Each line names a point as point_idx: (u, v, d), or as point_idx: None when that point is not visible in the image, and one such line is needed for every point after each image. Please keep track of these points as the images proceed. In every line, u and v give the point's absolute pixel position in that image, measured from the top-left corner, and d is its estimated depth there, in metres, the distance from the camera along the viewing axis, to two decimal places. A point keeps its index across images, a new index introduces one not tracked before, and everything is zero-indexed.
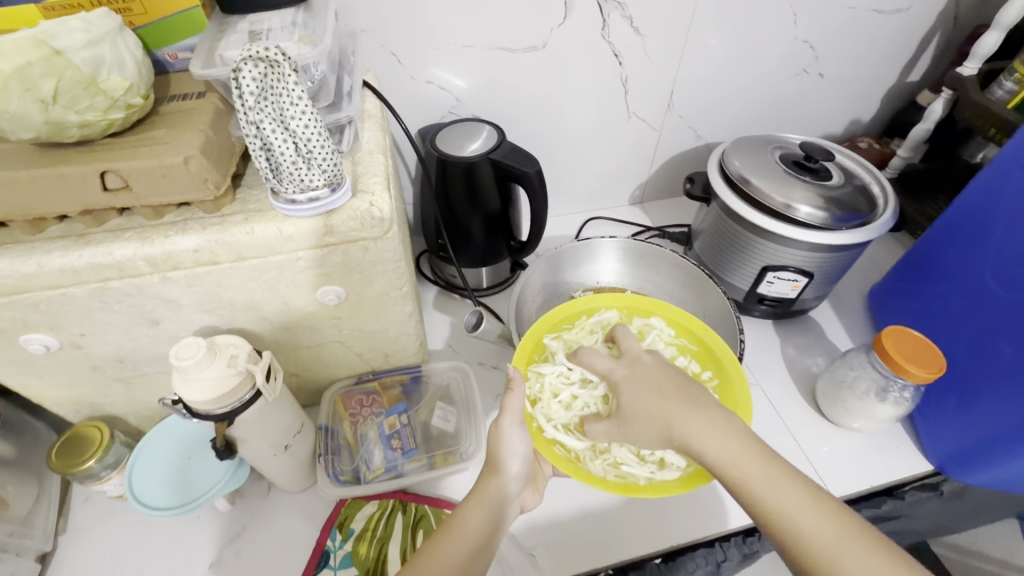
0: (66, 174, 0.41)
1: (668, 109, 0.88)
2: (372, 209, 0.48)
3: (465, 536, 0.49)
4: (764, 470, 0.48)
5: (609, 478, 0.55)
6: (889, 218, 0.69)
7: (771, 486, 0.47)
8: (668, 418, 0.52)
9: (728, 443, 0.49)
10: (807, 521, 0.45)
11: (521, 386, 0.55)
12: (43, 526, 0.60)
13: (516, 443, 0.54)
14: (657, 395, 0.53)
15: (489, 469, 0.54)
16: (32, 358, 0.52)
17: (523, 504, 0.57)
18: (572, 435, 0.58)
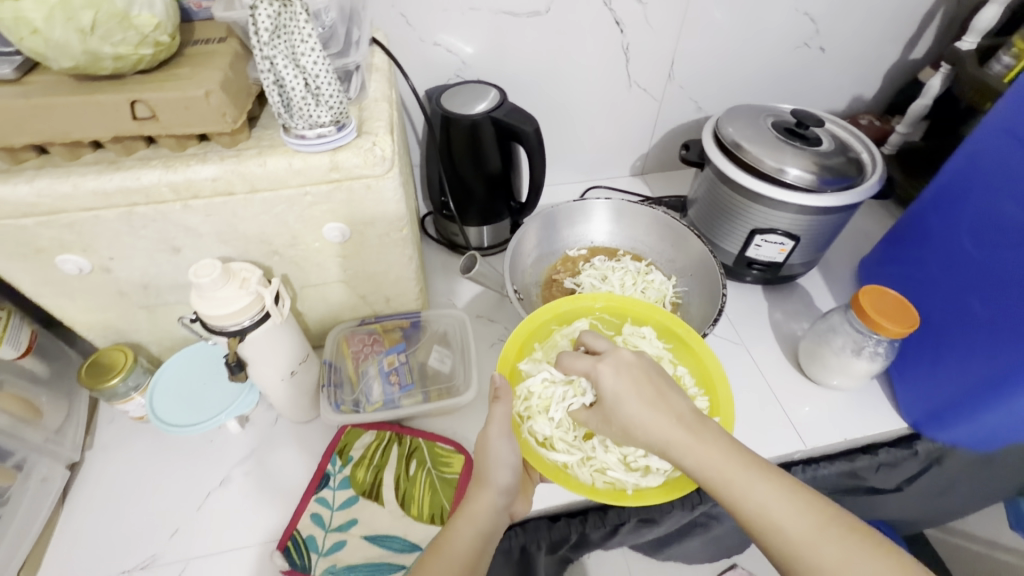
0: (101, 102, 0.45)
1: (668, 79, 0.91)
2: (375, 148, 0.52)
3: (456, 556, 0.50)
4: (745, 471, 0.46)
5: (597, 486, 0.55)
6: (875, 182, 0.71)
7: (752, 489, 0.45)
8: (649, 426, 0.49)
9: (708, 448, 0.47)
10: (789, 522, 0.44)
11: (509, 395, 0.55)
12: (73, 438, 0.66)
13: (504, 453, 0.54)
14: (640, 401, 0.50)
15: (476, 484, 0.54)
16: (66, 279, 0.57)
17: (513, 514, 0.57)
18: (558, 443, 0.58)
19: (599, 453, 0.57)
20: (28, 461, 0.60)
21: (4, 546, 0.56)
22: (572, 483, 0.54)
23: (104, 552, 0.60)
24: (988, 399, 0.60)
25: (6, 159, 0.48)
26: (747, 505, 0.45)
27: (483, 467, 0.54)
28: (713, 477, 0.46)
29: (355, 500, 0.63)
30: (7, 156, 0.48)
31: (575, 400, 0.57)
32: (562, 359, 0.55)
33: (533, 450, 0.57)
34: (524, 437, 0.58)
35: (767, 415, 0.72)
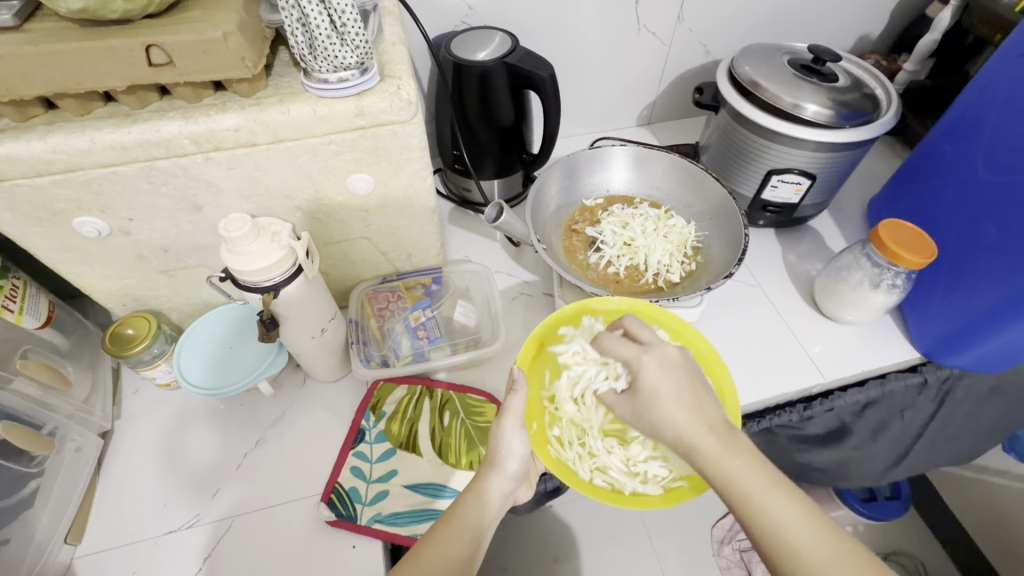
0: (114, 47, 0.42)
1: (677, 22, 0.89)
2: (400, 92, 0.50)
3: (465, 528, 0.52)
4: (768, 488, 0.44)
5: (596, 484, 0.55)
6: (892, 118, 0.71)
7: (773, 507, 0.43)
8: (682, 428, 0.46)
9: (735, 460, 0.44)
10: (806, 545, 0.42)
11: (524, 388, 0.56)
12: (101, 408, 0.65)
13: (515, 444, 0.56)
14: (678, 403, 0.46)
15: (488, 467, 0.56)
16: (84, 244, 0.55)
17: (515, 498, 0.61)
18: (564, 442, 0.59)
19: (602, 452, 0.58)
20: (61, 430, 0.60)
21: (48, 512, 0.56)
22: (568, 475, 0.55)
23: (146, 515, 0.60)
24: (1004, 320, 0.61)
25: (14, 114, 0.46)
26: (764, 524, 0.43)
27: (494, 451, 0.56)
28: (736, 492, 0.44)
29: (393, 452, 0.64)
30: (16, 111, 0.46)
31: (605, 383, 0.53)
32: (602, 342, 0.51)
33: (542, 439, 0.58)
34: (536, 428, 0.59)
35: (786, 353, 0.74)
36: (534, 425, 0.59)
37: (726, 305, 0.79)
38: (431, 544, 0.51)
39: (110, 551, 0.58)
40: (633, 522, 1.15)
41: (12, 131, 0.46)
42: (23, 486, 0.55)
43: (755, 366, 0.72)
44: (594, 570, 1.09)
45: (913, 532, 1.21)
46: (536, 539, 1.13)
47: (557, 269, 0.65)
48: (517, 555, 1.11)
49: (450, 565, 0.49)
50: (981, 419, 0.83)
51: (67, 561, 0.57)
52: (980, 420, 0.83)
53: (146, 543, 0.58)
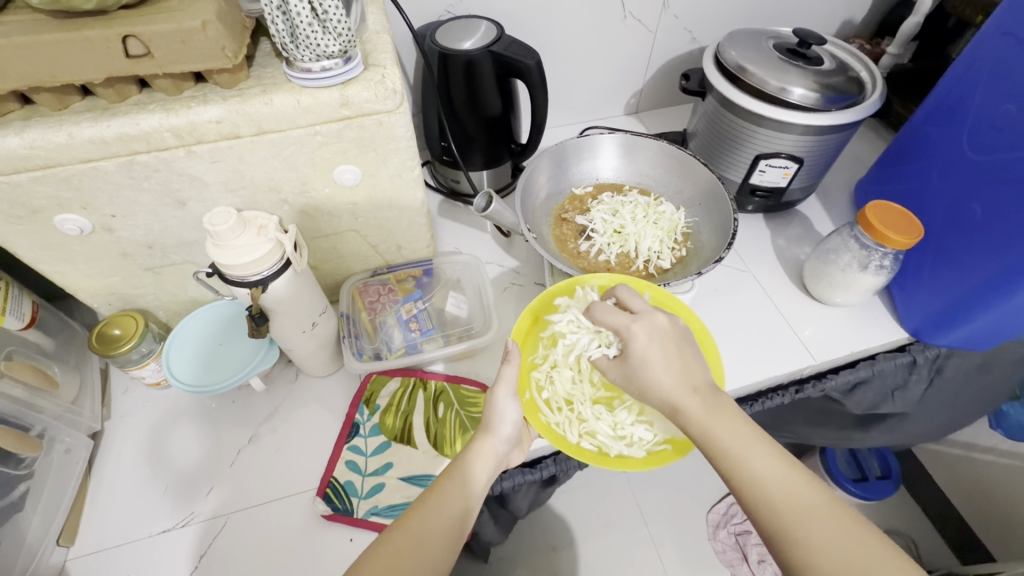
0: (90, 38, 0.41)
1: (663, 9, 0.88)
2: (385, 80, 0.50)
3: (465, 483, 0.53)
4: (760, 454, 0.45)
5: (583, 447, 0.57)
6: (877, 100, 0.71)
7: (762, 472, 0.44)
8: (668, 391, 0.49)
9: (719, 422, 0.46)
10: (785, 495, 0.43)
11: (517, 358, 0.58)
12: (90, 408, 0.64)
13: (507, 410, 0.57)
14: (666, 368, 0.49)
15: (483, 429, 0.56)
16: (66, 242, 0.54)
17: (508, 463, 0.60)
18: (554, 405, 0.60)
19: (589, 416, 0.59)
20: (49, 432, 0.59)
21: (38, 515, 0.56)
22: (559, 439, 0.57)
23: (140, 515, 0.59)
24: (989, 298, 0.62)
25: None
26: (747, 476, 0.44)
27: (488, 416, 0.57)
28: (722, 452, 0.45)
29: (388, 445, 0.63)
30: None
31: (598, 350, 0.56)
32: (595, 311, 0.54)
33: (534, 406, 0.60)
34: (529, 396, 0.61)
35: (776, 336, 0.74)
36: (526, 393, 0.61)
37: (717, 290, 0.79)
38: (433, 495, 0.51)
39: (103, 552, 0.57)
40: (629, 510, 1.16)
41: None
42: (11, 489, 0.54)
43: (746, 350, 0.73)
44: (592, 558, 1.10)
45: (903, 511, 1.23)
46: (534, 529, 1.13)
47: (547, 259, 0.65)
48: (514, 547, 1.11)
49: (451, 515, 0.50)
50: (969, 394, 0.84)
51: (59, 563, 0.56)
52: (968, 396, 0.84)
53: (140, 542, 0.58)
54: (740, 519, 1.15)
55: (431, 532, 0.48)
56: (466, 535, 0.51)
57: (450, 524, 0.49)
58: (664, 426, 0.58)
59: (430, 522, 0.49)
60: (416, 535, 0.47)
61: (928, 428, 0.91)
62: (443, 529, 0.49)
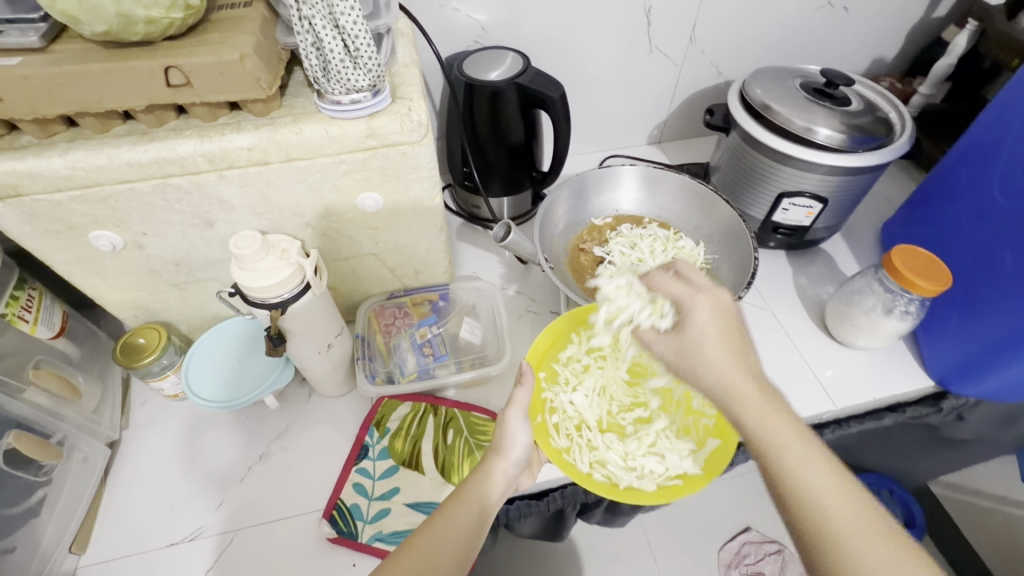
0: (135, 68, 0.44)
1: (690, 44, 0.89)
2: (411, 113, 0.51)
3: (474, 505, 0.52)
4: (859, 517, 0.39)
5: (593, 477, 0.55)
6: (906, 142, 0.70)
7: (861, 534, 0.39)
8: (723, 373, 0.43)
9: (772, 415, 0.42)
10: (831, 505, 0.40)
11: (530, 381, 0.59)
12: (110, 418, 0.66)
13: (518, 434, 0.57)
14: (724, 348, 0.44)
15: (493, 451, 0.56)
16: (99, 257, 0.56)
17: (518, 486, 0.59)
18: (561, 428, 0.60)
19: (599, 443, 0.58)
20: (69, 440, 0.60)
21: (54, 521, 0.57)
22: (569, 467, 0.55)
23: (149, 526, 0.60)
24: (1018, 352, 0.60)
25: (35, 131, 0.47)
26: (792, 476, 0.41)
27: (499, 438, 0.57)
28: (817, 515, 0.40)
29: (395, 470, 0.63)
30: (38, 128, 0.47)
31: (649, 319, 0.50)
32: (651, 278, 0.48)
33: (545, 430, 0.58)
34: (540, 419, 0.59)
35: (796, 378, 0.72)
36: (538, 417, 0.59)
37: None
38: (443, 517, 0.50)
39: (113, 562, 0.58)
40: (638, 544, 1.13)
41: (34, 148, 0.47)
42: (30, 495, 0.56)
43: None
44: None
45: None
46: (537, 557, 1.11)
47: (562, 288, 0.66)
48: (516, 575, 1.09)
49: (461, 539, 0.49)
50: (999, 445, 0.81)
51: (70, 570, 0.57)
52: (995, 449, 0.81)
53: (149, 555, 0.58)
54: (754, 559, 1.11)
55: (443, 554, 0.47)
56: (474, 558, 0.50)
57: (458, 546, 0.49)
58: (676, 461, 0.56)
59: (440, 544, 0.48)
60: (429, 553, 0.47)
61: None
62: (451, 551, 0.48)
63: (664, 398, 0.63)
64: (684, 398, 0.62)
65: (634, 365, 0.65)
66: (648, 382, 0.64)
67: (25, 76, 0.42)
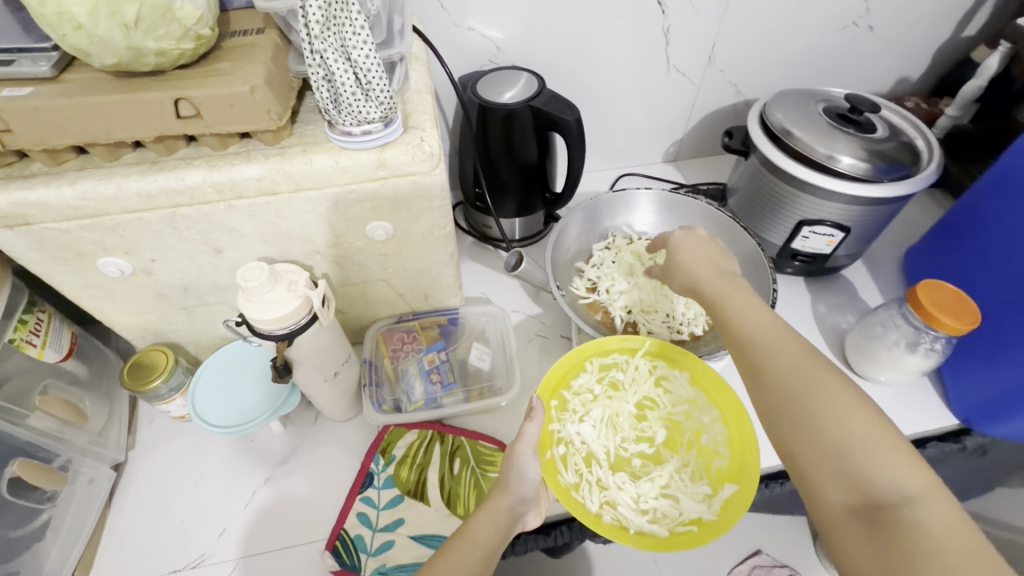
0: (145, 101, 0.43)
1: (708, 63, 0.87)
2: (423, 144, 0.50)
3: (479, 545, 0.52)
4: (786, 345, 0.47)
5: (603, 519, 0.54)
6: (933, 172, 0.68)
7: (784, 355, 0.46)
8: (690, 261, 0.57)
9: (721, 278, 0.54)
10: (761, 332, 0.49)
11: (541, 416, 0.56)
12: (116, 439, 0.65)
13: (527, 472, 0.55)
14: (692, 245, 0.58)
15: (498, 488, 0.55)
16: (107, 282, 0.56)
17: (524, 526, 0.58)
18: (569, 462, 0.58)
19: (607, 480, 0.57)
20: (73, 463, 0.61)
21: (58, 545, 0.57)
22: (578, 508, 0.53)
23: (153, 552, 0.60)
24: None
25: (45, 159, 0.47)
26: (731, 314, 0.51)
27: (505, 474, 0.56)
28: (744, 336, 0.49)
29: (400, 500, 0.62)
30: (48, 157, 0.47)
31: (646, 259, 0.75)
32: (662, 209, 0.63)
33: (553, 466, 0.56)
34: (550, 455, 0.57)
35: None
36: (547, 452, 0.57)
37: None
38: (444, 556, 0.51)
39: None
40: None
41: (43, 177, 0.47)
42: (35, 518, 0.57)
43: None
44: None
45: None
46: None
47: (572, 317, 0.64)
48: None
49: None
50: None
51: None
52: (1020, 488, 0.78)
53: None
54: None
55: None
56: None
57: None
58: (690, 504, 0.55)
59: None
60: None
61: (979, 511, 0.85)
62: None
63: (673, 433, 0.62)
64: (694, 436, 0.60)
65: (642, 399, 0.63)
66: (656, 416, 0.62)
67: (35, 107, 0.42)
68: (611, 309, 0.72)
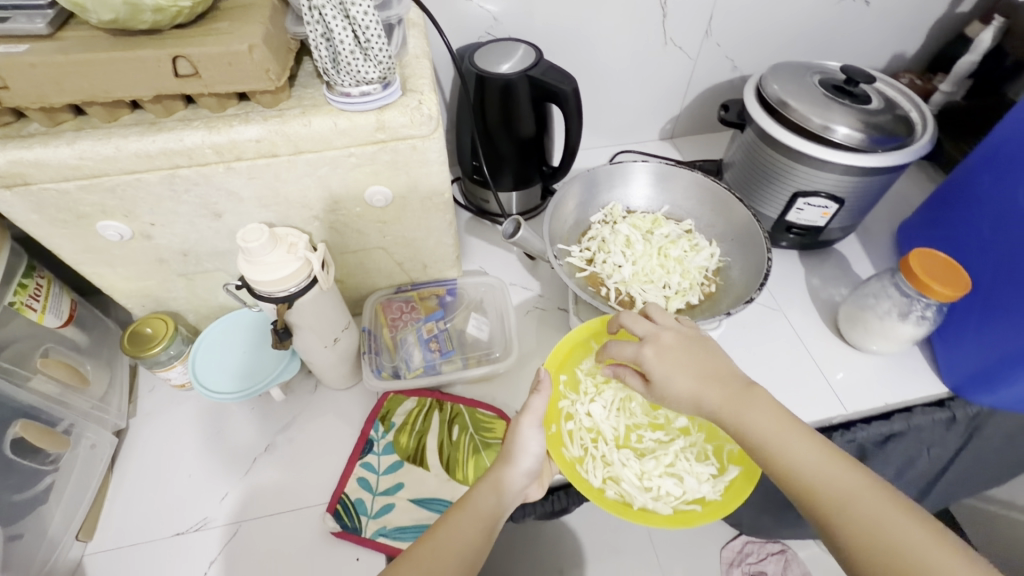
0: (143, 58, 0.43)
1: (705, 36, 0.87)
2: (422, 107, 0.50)
3: (479, 515, 0.51)
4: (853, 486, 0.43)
5: (606, 493, 0.56)
6: (926, 143, 0.68)
7: (858, 502, 0.43)
8: (693, 399, 0.49)
9: (758, 418, 0.47)
10: (828, 480, 0.44)
11: (548, 389, 0.56)
12: (116, 405, 0.66)
13: (533, 443, 0.55)
14: (687, 375, 0.50)
15: (502, 460, 0.54)
16: (107, 246, 0.56)
17: (525, 497, 0.57)
18: (576, 437, 0.60)
19: (612, 458, 0.59)
20: (76, 428, 0.61)
21: (61, 509, 0.57)
22: (581, 481, 0.55)
23: (155, 517, 0.61)
24: None
25: (43, 119, 0.47)
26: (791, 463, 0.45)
27: (511, 446, 0.55)
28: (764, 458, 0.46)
29: (400, 465, 0.63)
30: (45, 117, 0.47)
31: (652, 231, 0.76)
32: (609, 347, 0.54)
33: (559, 441, 0.58)
34: (556, 429, 0.59)
35: (806, 381, 0.71)
36: (553, 426, 0.59)
37: (745, 327, 0.77)
38: (445, 526, 0.49)
39: (119, 550, 0.58)
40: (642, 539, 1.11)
41: (41, 137, 0.47)
42: (38, 481, 0.57)
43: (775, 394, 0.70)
44: None
45: None
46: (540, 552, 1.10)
47: (568, 282, 0.65)
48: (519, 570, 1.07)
49: (461, 552, 0.48)
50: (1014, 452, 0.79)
51: (77, 557, 0.58)
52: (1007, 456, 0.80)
53: (153, 544, 0.59)
54: (756, 559, 1.09)
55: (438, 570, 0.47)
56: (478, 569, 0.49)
57: (460, 556, 0.48)
58: (694, 484, 0.56)
59: (438, 556, 0.47)
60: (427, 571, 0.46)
61: (967, 481, 0.87)
62: (451, 564, 0.47)
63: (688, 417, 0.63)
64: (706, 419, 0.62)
65: None
66: None
67: (31, 63, 0.42)
68: (607, 282, 0.72)
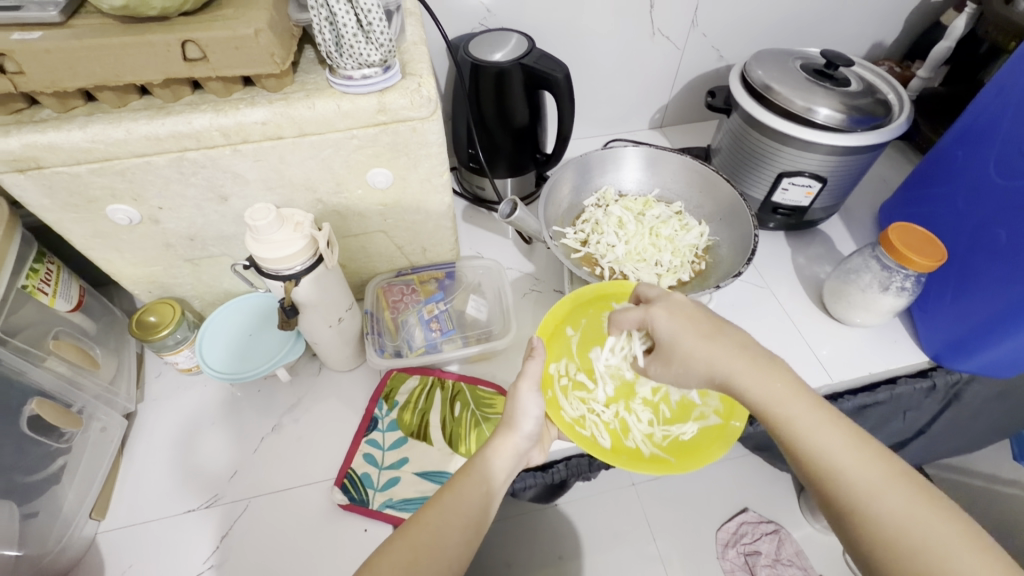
0: (153, 43, 0.45)
1: (692, 26, 0.90)
2: (420, 89, 0.52)
3: (482, 479, 0.53)
4: (877, 479, 0.42)
5: (612, 447, 0.58)
6: (904, 122, 0.71)
7: (880, 497, 0.41)
8: (701, 359, 0.48)
9: (767, 385, 0.46)
10: (847, 467, 0.42)
11: (543, 354, 0.58)
12: (126, 389, 0.68)
13: (531, 406, 0.57)
14: (694, 336, 0.49)
15: (505, 426, 0.56)
16: (116, 231, 0.58)
17: (529, 461, 0.60)
18: (568, 397, 0.63)
19: (599, 413, 0.62)
20: (88, 408, 0.62)
21: (74, 488, 0.59)
22: (583, 438, 0.57)
23: (166, 494, 0.62)
24: (1010, 328, 0.62)
25: (55, 105, 0.48)
26: (803, 442, 0.44)
27: (511, 412, 0.57)
28: (786, 417, 0.45)
29: (404, 441, 0.65)
30: (57, 102, 0.48)
31: (643, 211, 0.79)
32: (613, 314, 0.55)
33: (556, 402, 0.60)
34: (552, 394, 0.61)
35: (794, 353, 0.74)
36: (551, 390, 0.61)
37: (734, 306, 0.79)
38: (450, 489, 0.51)
39: (133, 527, 0.60)
40: (637, 522, 1.13)
41: (54, 122, 0.48)
42: (51, 462, 0.58)
43: None
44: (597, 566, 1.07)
45: None
46: (540, 537, 1.11)
47: (567, 262, 0.67)
48: (518, 554, 1.09)
49: (467, 513, 0.50)
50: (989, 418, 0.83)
51: (91, 535, 0.59)
52: (984, 420, 0.84)
53: (167, 520, 0.61)
54: (751, 539, 1.11)
55: (446, 533, 0.48)
56: (483, 534, 0.51)
57: (467, 517, 0.50)
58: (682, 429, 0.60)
59: (445, 520, 0.48)
60: (433, 530, 0.48)
61: (948, 445, 0.91)
62: (460, 525, 0.49)
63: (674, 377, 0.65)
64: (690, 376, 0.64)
65: None
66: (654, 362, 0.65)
67: (47, 49, 0.43)
68: (601, 261, 0.74)
